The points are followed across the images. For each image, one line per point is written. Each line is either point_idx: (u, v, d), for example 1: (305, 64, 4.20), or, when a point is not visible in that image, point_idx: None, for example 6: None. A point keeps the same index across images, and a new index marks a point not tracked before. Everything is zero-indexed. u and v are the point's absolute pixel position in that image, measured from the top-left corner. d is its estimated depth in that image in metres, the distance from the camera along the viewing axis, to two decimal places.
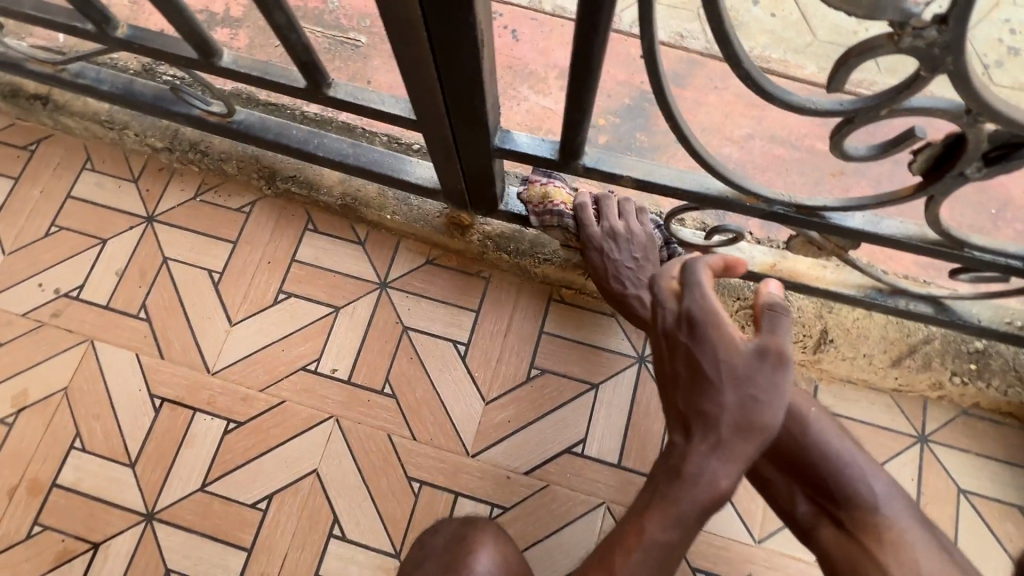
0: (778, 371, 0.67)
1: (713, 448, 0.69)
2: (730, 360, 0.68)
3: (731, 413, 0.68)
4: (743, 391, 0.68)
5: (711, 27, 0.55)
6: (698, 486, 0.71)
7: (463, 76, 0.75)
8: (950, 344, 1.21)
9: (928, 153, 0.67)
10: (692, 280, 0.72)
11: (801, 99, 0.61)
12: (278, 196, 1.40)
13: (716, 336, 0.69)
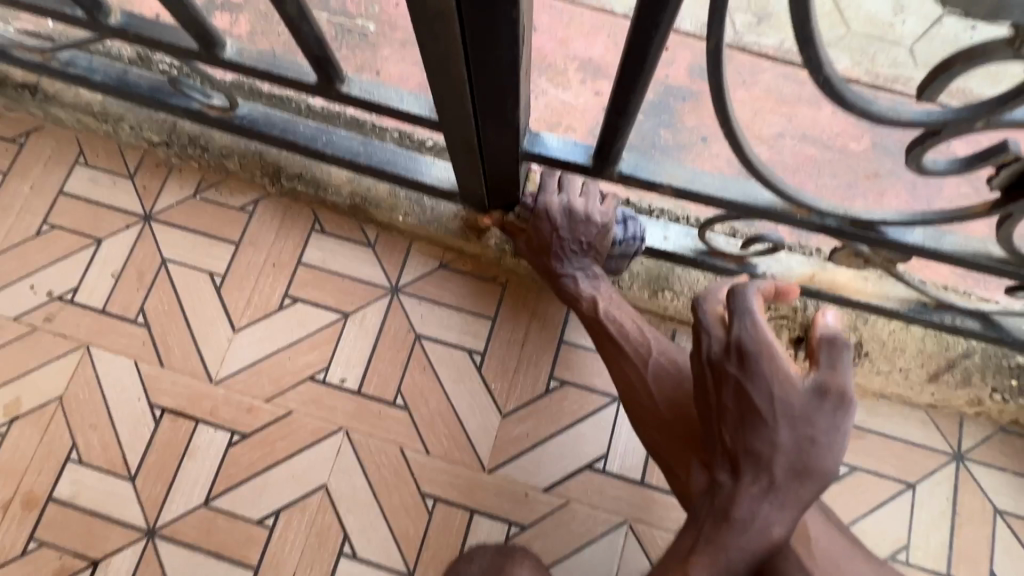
0: (835, 411, 0.71)
1: (772, 491, 0.73)
2: (786, 400, 0.73)
3: (784, 454, 0.72)
4: (799, 433, 0.72)
5: (795, 26, 0.49)
6: (751, 529, 0.74)
7: (496, 75, 0.68)
8: (990, 358, 1.15)
9: (1014, 169, 0.61)
10: (741, 311, 0.75)
11: (883, 109, 0.55)
12: (283, 194, 1.33)
13: (769, 370, 0.73)
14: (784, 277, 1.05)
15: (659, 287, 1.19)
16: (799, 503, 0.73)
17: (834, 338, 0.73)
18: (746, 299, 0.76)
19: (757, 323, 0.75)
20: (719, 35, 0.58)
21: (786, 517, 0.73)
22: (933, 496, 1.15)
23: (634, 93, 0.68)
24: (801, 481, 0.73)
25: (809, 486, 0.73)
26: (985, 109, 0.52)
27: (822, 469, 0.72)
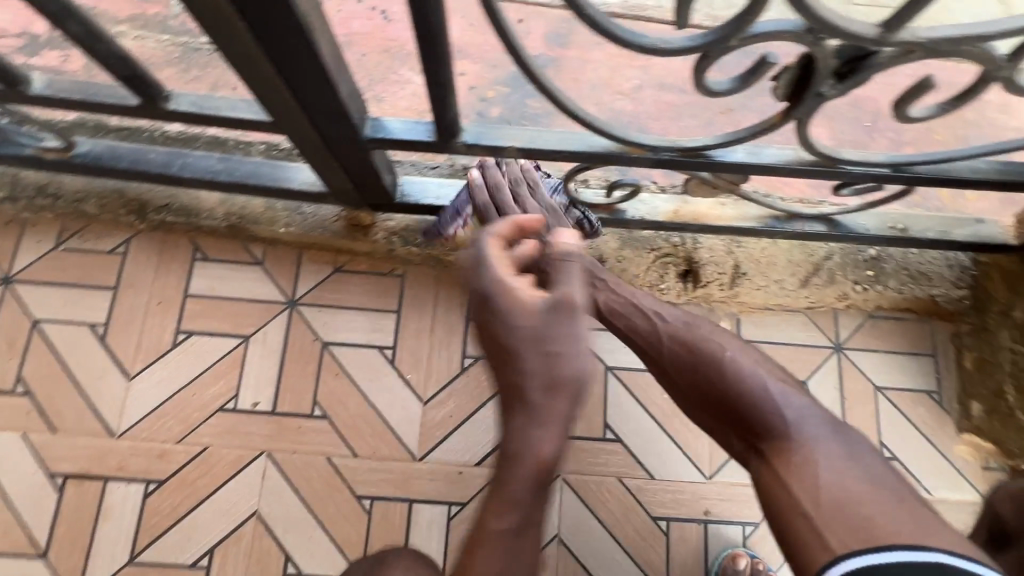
0: (557, 317, 0.68)
1: (523, 418, 0.70)
2: (522, 326, 0.68)
3: (528, 371, 0.69)
4: (525, 353, 0.68)
5: None
6: (524, 458, 0.70)
7: (301, 70, 0.67)
8: (847, 256, 1.28)
9: (786, 77, 0.67)
10: (494, 237, 0.76)
11: (653, 40, 0.60)
12: (155, 229, 1.27)
13: (507, 306, 0.69)
14: (652, 217, 1.13)
15: None
16: (570, 416, 0.70)
17: (559, 253, 0.73)
18: (477, 247, 0.74)
19: (496, 252, 0.75)
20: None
21: (556, 438, 0.70)
22: (823, 388, 1.27)
23: (443, 66, 0.69)
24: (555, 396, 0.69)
25: (582, 393, 0.70)
26: (733, 26, 0.57)
27: (565, 377, 0.68)
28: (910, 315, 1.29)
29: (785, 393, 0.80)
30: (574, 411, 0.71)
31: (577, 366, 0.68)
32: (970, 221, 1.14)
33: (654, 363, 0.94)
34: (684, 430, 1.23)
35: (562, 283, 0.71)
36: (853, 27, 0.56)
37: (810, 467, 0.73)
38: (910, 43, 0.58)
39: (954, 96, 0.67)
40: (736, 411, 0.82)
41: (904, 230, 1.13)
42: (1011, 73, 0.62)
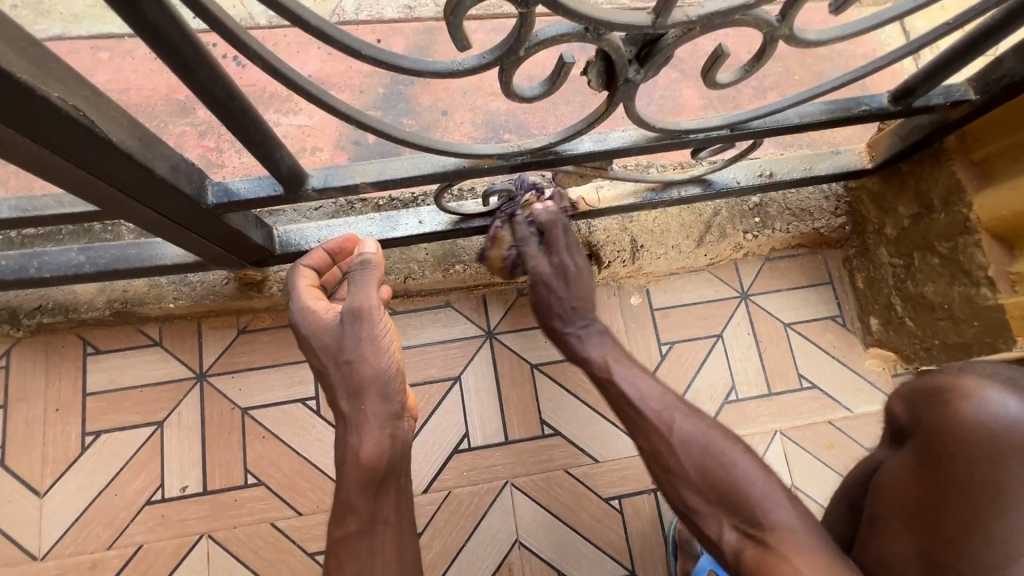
0: (352, 328, 0.81)
1: (346, 424, 0.81)
2: (323, 339, 0.82)
3: (339, 379, 0.81)
4: (336, 365, 0.82)
5: (300, 24, 0.54)
6: (349, 461, 0.79)
7: (98, 165, 0.64)
8: (733, 208, 1.32)
9: (593, 70, 0.68)
10: (304, 276, 0.87)
11: (446, 65, 0.60)
12: (36, 333, 1.19)
13: (305, 326, 0.83)
14: None
15: (449, 263, 1.24)
16: (385, 411, 0.81)
17: (353, 264, 0.82)
18: (288, 280, 0.87)
19: (307, 290, 0.86)
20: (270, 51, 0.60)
21: (375, 438, 0.79)
22: (737, 336, 1.32)
23: (253, 126, 0.68)
24: (362, 398, 0.81)
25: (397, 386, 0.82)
26: (513, 40, 0.58)
27: (367, 380, 0.80)
28: (802, 251, 1.37)
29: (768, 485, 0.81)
30: (394, 408, 0.81)
31: (376, 367, 0.80)
32: (829, 154, 1.20)
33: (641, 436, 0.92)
34: None
35: (354, 291, 0.81)
36: (627, 19, 0.59)
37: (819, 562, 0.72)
38: (683, 22, 0.61)
39: (750, 59, 0.70)
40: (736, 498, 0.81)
41: (772, 176, 1.18)
42: (789, 30, 0.66)
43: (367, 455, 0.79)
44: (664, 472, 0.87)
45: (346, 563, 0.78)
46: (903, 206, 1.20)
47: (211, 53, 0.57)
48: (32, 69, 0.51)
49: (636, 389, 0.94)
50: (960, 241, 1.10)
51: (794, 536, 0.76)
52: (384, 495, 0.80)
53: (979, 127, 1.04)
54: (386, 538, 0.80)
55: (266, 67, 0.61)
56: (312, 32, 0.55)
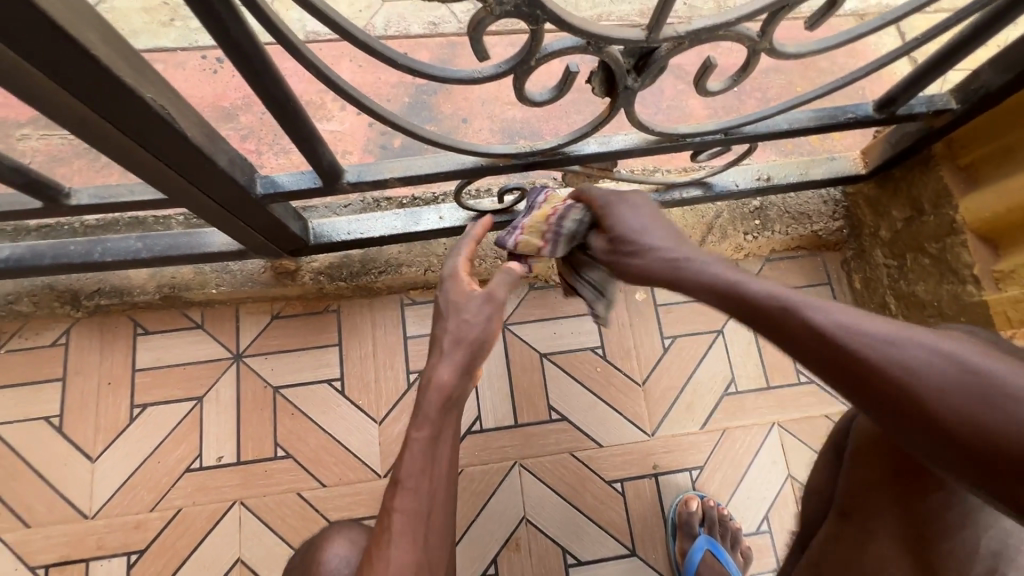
0: (479, 299, 0.81)
1: (447, 351, 0.78)
2: (454, 293, 0.83)
3: (452, 327, 0.80)
4: (455, 314, 0.81)
5: (349, 39, 0.65)
6: (435, 385, 0.75)
7: (172, 155, 0.75)
8: (735, 211, 1.40)
9: (596, 78, 0.78)
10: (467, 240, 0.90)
11: (469, 73, 0.70)
12: (93, 314, 1.31)
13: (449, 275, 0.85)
14: None
15: None
16: (476, 359, 0.80)
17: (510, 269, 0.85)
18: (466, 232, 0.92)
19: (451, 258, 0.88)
20: (320, 62, 0.72)
21: (456, 362, 0.77)
22: (738, 332, 1.39)
23: (302, 125, 0.79)
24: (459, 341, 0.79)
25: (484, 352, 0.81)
26: (526, 52, 0.68)
27: (469, 332, 0.79)
28: (801, 252, 1.44)
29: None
30: (479, 363, 0.81)
31: (482, 327, 0.80)
32: (824, 160, 1.28)
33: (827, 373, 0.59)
34: (621, 396, 1.34)
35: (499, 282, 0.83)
36: (624, 35, 0.68)
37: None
38: (673, 37, 0.70)
39: (737, 70, 0.79)
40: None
41: (769, 180, 1.26)
42: (769, 44, 0.74)
43: (451, 382, 0.76)
44: (749, 301, 0.64)
45: (404, 488, 0.71)
46: (896, 209, 1.27)
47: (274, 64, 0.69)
48: (134, 76, 0.63)
49: (844, 317, 0.58)
50: (948, 242, 1.16)
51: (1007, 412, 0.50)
52: (451, 423, 0.76)
53: (964, 134, 1.11)
54: (444, 471, 0.74)
55: (317, 74, 0.72)
56: (357, 43, 0.66)
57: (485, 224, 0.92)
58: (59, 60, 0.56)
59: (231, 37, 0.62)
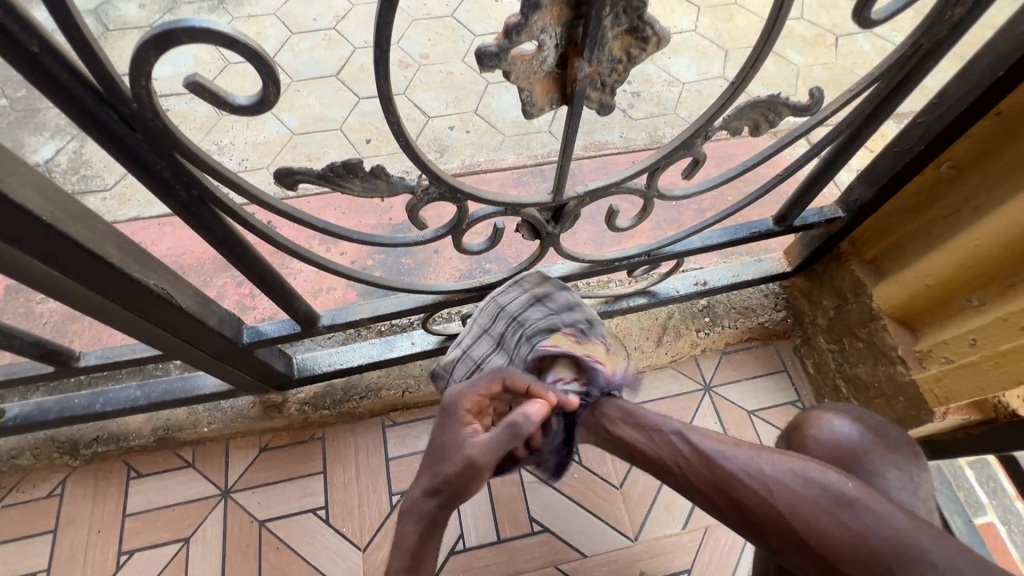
0: (489, 451, 0.79)
1: (432, 499, 0.76)
2: (455, 443, 0.80)
3: (443, 476, 0.77)
4: (452, 462, 0.78)
5: (321, 231, 0.83)
6: (405, 527, 0.76)
7: (171, 325, 0.90)
8: (685, 310, 1.52)
9: (523, 228, 0.94)
10: (472, 375, 0.90)
11: (414, 238, 0.88)
12: (89, 462, 1.38)
13: (452, 423, 0.82)
14: None
15: None
16: (478, 479, 0.77)
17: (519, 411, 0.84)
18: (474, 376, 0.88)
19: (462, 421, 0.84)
20: (302, 249, 0.89)
21: (435, 505, 0.76)
22: (705, 426, 1.45)
23: (282, 288, 0.94)
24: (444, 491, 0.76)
25: (496, 469, 0.79)
26: (457, 222, 0.84)
27: (462, 486, 0.77)
28: (754, 343, 1.54)
29: (814, 476, 0.73)
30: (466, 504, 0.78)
31: (479, 475, 0.77)
32: (752, 262, 1.44)
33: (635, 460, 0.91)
34: (600, 501, 1.37)
35: (511, 426, 0.81)
36: (533, 200, 0.86)
37: (809, 511, 0.70)
38: (575, 197, 0.88)
39: (638, 213, 0.97)
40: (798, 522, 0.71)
41: (706, 283, 1.41)
42: (657, 192, 0.92)
43: (423, 531, 0.75)
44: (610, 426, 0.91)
45: None
46: (826, 299, 1.39)
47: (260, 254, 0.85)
48: (140, 268, 0.79)
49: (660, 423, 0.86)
50: (873, 327, 1.27)
51: (778, 494, 0.72)
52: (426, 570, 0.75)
53: (862, 233, 1.26)
54: None
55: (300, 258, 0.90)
56: (329, 232, 0.85)
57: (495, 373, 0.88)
58: (82, 269, 0.71)
59: (230, 245, 0.78)
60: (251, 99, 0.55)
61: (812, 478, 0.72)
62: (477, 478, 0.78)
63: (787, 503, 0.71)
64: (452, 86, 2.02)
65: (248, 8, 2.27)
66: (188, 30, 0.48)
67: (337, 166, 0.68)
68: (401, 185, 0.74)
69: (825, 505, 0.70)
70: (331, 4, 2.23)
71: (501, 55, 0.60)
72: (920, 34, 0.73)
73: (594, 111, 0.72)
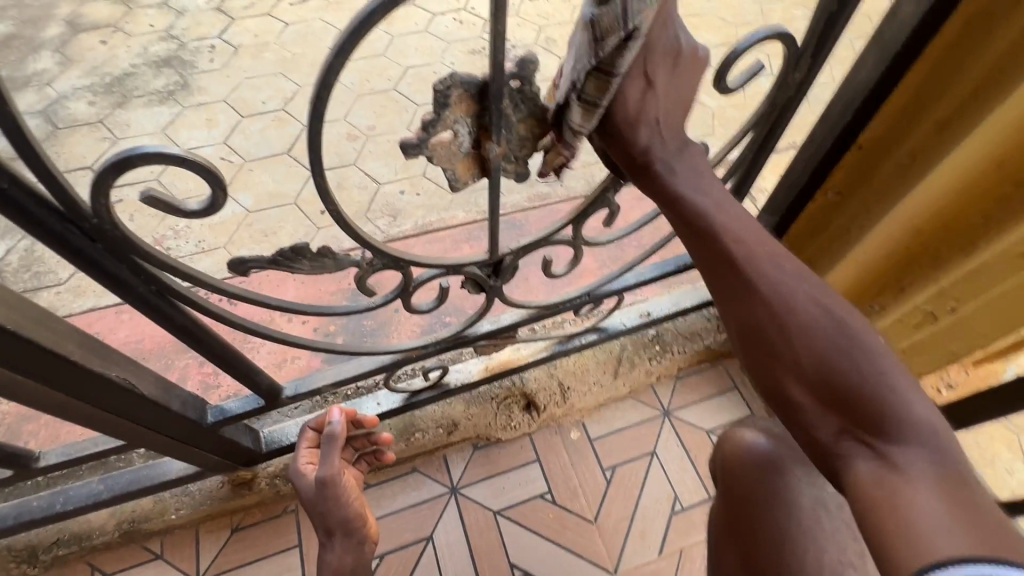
0: (320, 491, 1.07)
1: (331, 541, 1.11)
2: (305, 497, 1.11)
3: (318, 517, 1.09)
4: (315, 506, 1.09)
5: (279, 308, 0.89)
6: (326, 569, 1.09)
7: (134, 414, 0.92)
8: (637, 341, 1.60)
9: (468, 283, 1.02)
10: (302, 459, 1.15)
11: (365, 305, 0.95)
12: (49, 567, 1.33)
13: (299, 484, 1.12)
14: (470, 379, 1.42)
15: (410, 432, 1.46)
16: (343, 509, 1.08)
17: (328, 433, 1.09)
18: (296, 450, 1.17)
19: (357, 483, 1.20)
20: (261, 328, 0.93)
21: (337, 542, 1.10)
22: (669, 449, 1.52)
23: (244, 364, 0.98)
24: (329, 525, 1.09)
25: (342, 493, 1.08)
26: (403, 287, 0.92)
27: (336, 516, 1.08)
28: (704, 365, 1.64)
29: (897, 363, 0.66)
30: (361, 528, 1.11)
31: (338, 508, 1.08)
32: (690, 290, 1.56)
33: (719, 287, 0.70)
34: (576, 536, 1.41)
35: (324, 465, 1.08)
36: (472, 259, 0.95)
37: (830, 347, 0.65)
38: (510, 252, 0.97)
39: (572, 259, 1.07)
40: (861, 390, 0.64)
41: (650, 314, 1.50)
42: (584, 240, 1.03)
43: (339, 563, 1.09)
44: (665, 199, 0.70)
45: None
46: None
47: (219, 339, 0.89)
48: (104, 363, 0.83)
49: (723, 215, 0.69)
50: None
51: (805, 318, 0.66)
52: None
53: None
54: None
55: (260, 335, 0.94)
56: (285, 307, 0.90)
57: (333, 412, 1.11)
58: (48, 370, 0.75)
59: (188, 331, 0.82)
60: (203, 204, 0.63)
61: (884, 360, 0.65)
62: (362, 525, 1.12)
63: (788, 314, 0.67)
64: (400, 153, 2.15)
65: (197, 96, 2.37)
66: (143, 154, 0.56)
67: (286, 251, 0.75)
68: (347, 261, 0.82)
69: (857, 366, 0.64)
70: (279, 88, 2.36)
71: (422, 144, 0.69)
72: (774, 93, 0.87)
73: (513, 180, 0.82)
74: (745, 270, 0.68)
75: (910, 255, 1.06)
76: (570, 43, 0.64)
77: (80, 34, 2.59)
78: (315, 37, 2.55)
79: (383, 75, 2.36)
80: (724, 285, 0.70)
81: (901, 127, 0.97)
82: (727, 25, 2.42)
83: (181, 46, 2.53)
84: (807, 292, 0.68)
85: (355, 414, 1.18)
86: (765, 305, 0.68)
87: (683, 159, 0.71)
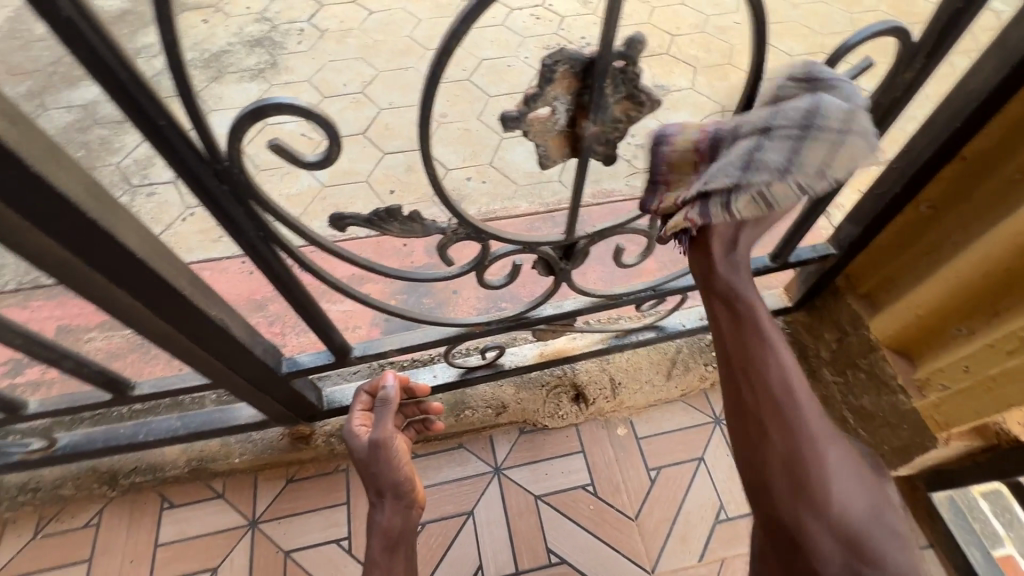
0: (375, 452, 1.11)
1: (382, 503, 1.14)
2: (358, 457, 1.15)
3: (370, 477, 1.14)
4: (368, 466, 1.13)
5: (366, 267, 0.94)
6: (375, 529, 1.12)
7: (224, 353, 1.00)
8: (693, 344, 1.58)
9: (539, 263, 1.04)
10: (355, 421, 1.19)
11: (440, 274, 0.99)
12: (125, 492, 1.45)
13: (353, 445, 1.16)
14: (524, 363, 1.44)
15: (461, 409, 1.51)
16: (394, 472, 1.13)
17: (385, 398, 1.14)
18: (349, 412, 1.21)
19: (406, 449, 1.25)
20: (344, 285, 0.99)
21: (387, 504, 1.14)
22: (718, 457, 1.49)
23: (325, 319, 1.04)
24: (380, 487, 1.13)
25: (395, 456, 1.13)
26: (480, 260, 0.95)
27: (387, 478, 1.12)
28: None
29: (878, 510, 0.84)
30: (410, 492, 1.15)
31: (391, 470, 1.12)
32: None
33: (770, 406, 0.87)
34: (615, 531, 1.40)
35: (379, 428, 1.13)
36: (548, 239, 0.97)
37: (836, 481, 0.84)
38: (586, 236, 0.98)
39: (643, 251, 1.07)
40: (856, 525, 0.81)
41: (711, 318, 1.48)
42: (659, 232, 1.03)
43: (389, 523, 1.12)
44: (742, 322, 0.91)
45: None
46: (828, 332, 1.46)
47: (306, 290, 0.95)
48: (207, 301, 0.90)
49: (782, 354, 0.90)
50: (873, 358, 1.33)
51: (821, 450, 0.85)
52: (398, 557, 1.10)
53: (856, 268, 1.33)
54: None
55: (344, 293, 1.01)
56: (370, 267, 0.95)
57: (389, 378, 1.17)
58: (162, 300, 0.83)
59: (282, 279, 0.89)
60: (319, 156, 0.68)
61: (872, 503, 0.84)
62: (411, 489, 1.16)
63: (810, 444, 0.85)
64: (469, 141, 2.20)
65: (284, 75, 2.51)
66: (277, 104, 0.61)
67: (381, 211, 0.80)
68: (433, 228, 0.86)
69: (852, 501, 0.83)
70: (360, 71, 2.47)
71: (522, 118, 0.72)
72: (881, 95, 0.86)
73: (601, 162, 0.83)
74: (793, 402, 0.87)
75: (1011, 274, 0.99)
76: (771, 121, 0.74)
77: (185, 12, 2.79)
78: (397, 25, 2.64)
79: (459, 65, 2.42)
80: (768, 409, 0.87)
81: (1013, 139, 0.93)
82: (814, 34, 2.33)
83: (273, 28, 2.69)
84: (825, 431, 0.87)
85: (407, 383, 1.23)
86: (798, 434, 0.86)
87: (742, 278, 0.91)
